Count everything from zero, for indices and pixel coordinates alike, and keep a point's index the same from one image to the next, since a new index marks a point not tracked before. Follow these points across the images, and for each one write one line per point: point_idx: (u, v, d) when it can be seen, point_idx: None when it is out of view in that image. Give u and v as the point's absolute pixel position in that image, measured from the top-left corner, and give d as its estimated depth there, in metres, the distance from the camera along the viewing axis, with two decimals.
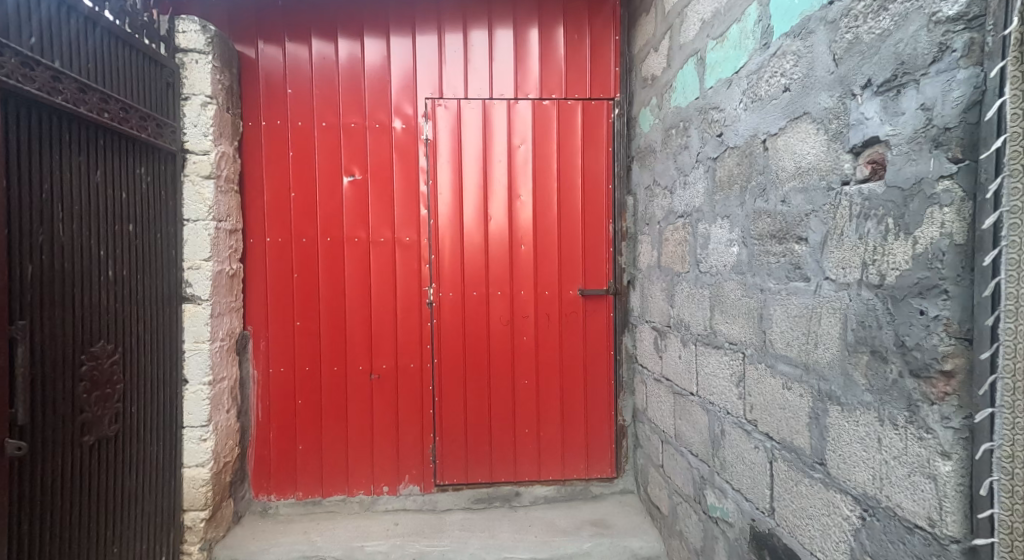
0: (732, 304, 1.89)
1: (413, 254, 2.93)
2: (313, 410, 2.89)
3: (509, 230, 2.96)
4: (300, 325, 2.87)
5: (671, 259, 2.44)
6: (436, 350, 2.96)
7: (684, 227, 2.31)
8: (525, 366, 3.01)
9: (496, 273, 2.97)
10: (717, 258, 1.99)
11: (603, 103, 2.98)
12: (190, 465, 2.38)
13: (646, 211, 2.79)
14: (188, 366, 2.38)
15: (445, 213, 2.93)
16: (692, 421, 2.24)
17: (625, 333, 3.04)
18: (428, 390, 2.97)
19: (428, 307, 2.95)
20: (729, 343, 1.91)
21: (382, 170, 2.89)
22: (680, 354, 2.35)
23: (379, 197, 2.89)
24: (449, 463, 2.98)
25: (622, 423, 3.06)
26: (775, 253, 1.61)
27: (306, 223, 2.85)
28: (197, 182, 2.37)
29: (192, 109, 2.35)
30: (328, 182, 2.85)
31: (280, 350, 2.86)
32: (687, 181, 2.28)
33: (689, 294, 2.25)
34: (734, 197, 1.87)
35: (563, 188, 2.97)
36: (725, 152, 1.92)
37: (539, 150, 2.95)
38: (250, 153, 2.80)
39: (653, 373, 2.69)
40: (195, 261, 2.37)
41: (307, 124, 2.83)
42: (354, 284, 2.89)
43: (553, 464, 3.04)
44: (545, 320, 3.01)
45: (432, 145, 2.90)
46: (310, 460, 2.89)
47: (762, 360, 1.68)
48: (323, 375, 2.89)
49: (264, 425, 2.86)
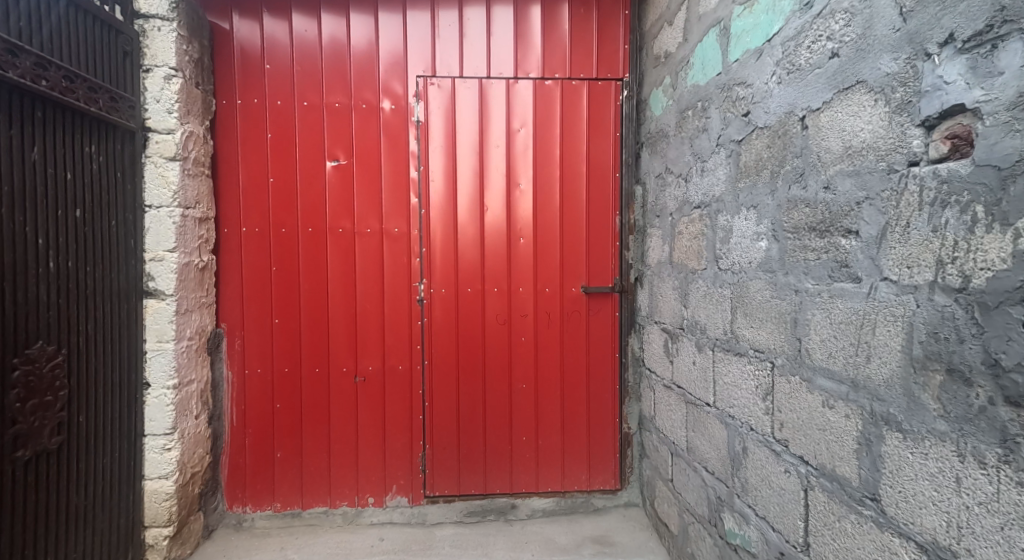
0: (758, 307, 1.66)
1: (402, 247, 2.70)
2: (293, 414, 2.67)
3: (507, 221, 2.73)
4: (279, 322, 2.64)
5: (686, 255, 2.21)
6: (426, 350, 2.74)
7: (701, 220, 2.08)
8: (523, 369, 2.79)
9: (493, 268, 2.74)
10: (741, 254, 1.76)
11: (611, 84, 2.74)
12: (151, 478, 2.16)
13: (656, 202, 2.56)
14: (149, 369, 2.15)
15: (438, 202, 2.70)
16: (707, 435, 2.01)
17: (631, 334, 2.82)
18: (417, 394, 2.75)
19: (417, 304, 2.72)
20: (755, 351, 1.68)
21: (369, 154, 2.65)
22: (695, 360, 2.13)
23: (366, 184, 2.66)
24: (440, 472, 2.77)
25: (627, 431, 2.84)
26: (814, 249, 1.39)
27: (286, 212, 2.61)
28: (160, 164, 2.13)
29: (154, 82, 2.11)
30: (309, 167, 2.62)
31: (256, 350, 2.63)
32: (705, 168, 2.05)
33: (706, 294, 2.03)
34: (762, 185, 1.64)
35: (566, 177, 2.74)
36: (752, 133, 1.69)
37: (540, 135, 2.72)
38: (224, 134, 2.56)
39: (663, 380, 2.47)
40: (158, 251, 2.14)
41: (287, 103, 2.58)
42: (338, 279, 2.66)
43: (552, 474, 2.83)
44: (545, 320, 2.78)
45: (424, 128, 2.66)
46: (289, 469, 2.67)
47: (796, 373, 1.46)
48: (304, 377, 2.67)
49: (239, 432, 2.64)
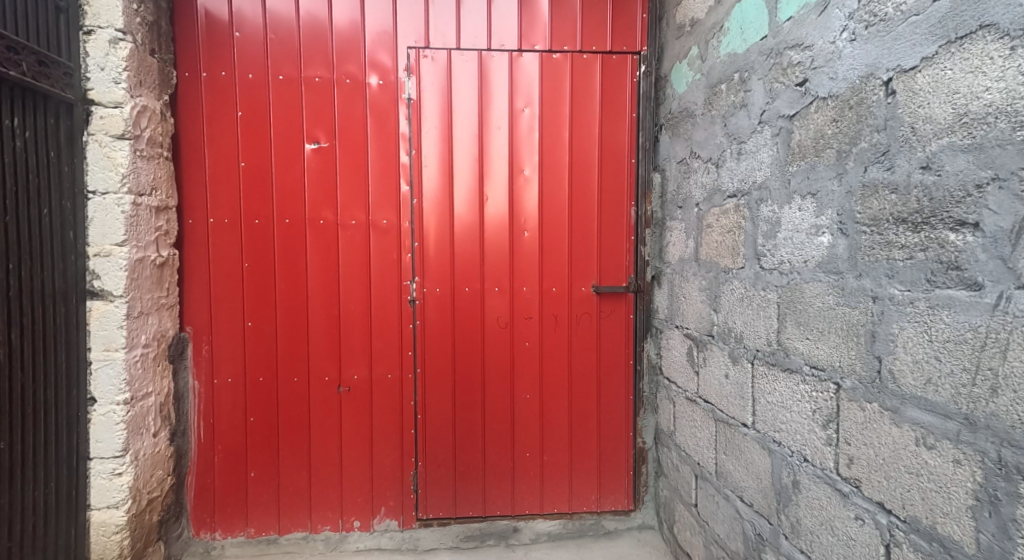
0: (817, 317, 1.38)
1: (392, 241, 2.40)
2: (268, 429, 2.37)
3: (509, 213, 2.44)
4: (252, 326, 2.34)
5: (717, 252, 1.94)
6: (418, 357, 2.45)
7: (738, 211, 1.79)
8: (527, 377, 2.51)
9: (494, 265, 2.45)
10: (792, 251, 1.48)
11: (626, 58, 2.44)
12: (98, 508, 1.88)
13: (678, 190, 2.27)
14: (95, 381, 1.86)
15: (432, 191, 2.40)
16: (743, 461, 1.74)
17: (647, 339, 2.54)
18: (409, 405, 2.47)
19: (409, 305, 2.43)
20: (812, 369, 1.40)
21: (353, 136, 2.35)
22: (728, 373, 1.84)
23: (350, 170, 2.35)
24: (434, 492, 2.49)
25: (641, 447, 2.57)
26: (903, 248, 1.12)
27: (260, 201, 2.31)
28: (105, 144, 1.83)
29: (97, 46, 1.81)
30: (285, 150, 2.31)
31: (227, 356, 2.33)
32: (743, 150, 1.76)
33: (744, 298, 1.75)
34: (824, 168, 1.35)
35: (576, 164, 2.45)
36: (810, 105, 1.40)
37: (547, 116, 2.42)
38: (187, 111, 2.24)
39: (686, 392, 2.19)
40: (104, 246, 1.84)
41: (259, 77, 2.27)
42: (318, 277, 2.37)
43: (559, 494, 2.56)
44: (552, 323, 2.50)
45: (416, 106, 2.36)
46: (264, 490, 2.38)
47: (874, 400, 1.19)
48: (281, 386, 2.37)
49: (207, 448, 2.34)
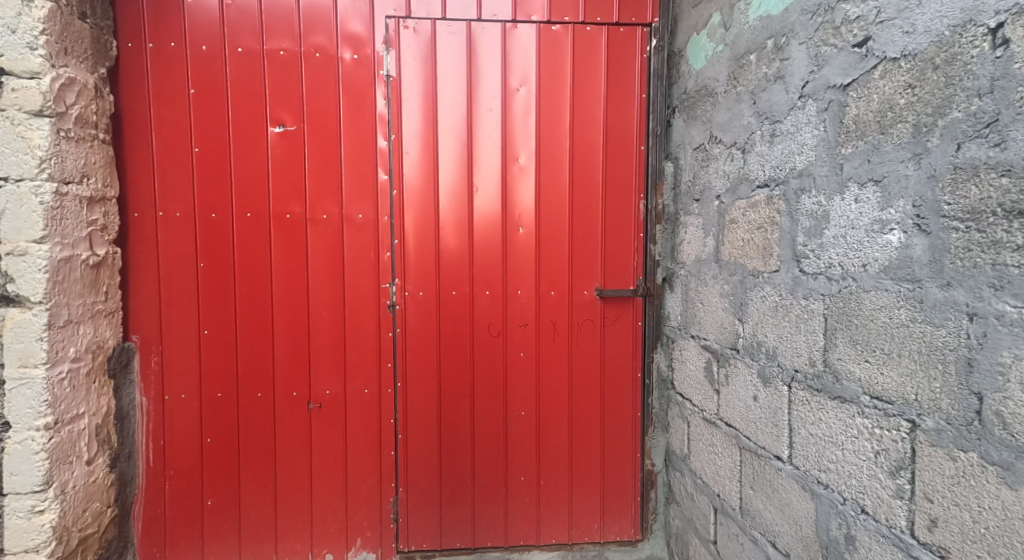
0: (881, 336, 1.12)
1: (369, 238, 2.12)
2: (227, 451, 2.09)
3: (502, 207, 2.16)
4: (209, 335, 2.06)
5: (742, 253, 1.66)
6: (398, 369, 2.17)
7: (771, 203, 1.52)
8: (522, 392, 2.24)
9: (484, 266, 2.17)
10: (845, 252, 1.21)
11: (635, 30, 2.15)
12: (15, 552, 1.62)
13: (695, 181, 2.00)
14: (9, 404, 1.60)
15: (414, 181, 2.12)
16: (777, 502, 1.47)
17: (657, 349, 2.26)
18: (388, 423, 2.19)
19: (388, 311, 2.15)
20: (874, 401, 1.14)
21: (324, 118, 2.06)
22: (757, 395, 1.57)
23: (322, 157, 2.07)
24: (417, 521, 2.22)
25: (649, 470, 2.30)
26: (1020, 250, 0.91)
27: (217, 191, 2.02)
28: (19, 122, 1.57)
29: (8, 4, 1.55)
30: (246, 133, 2.02)
31: (179, 369, 2.05)
32: (778, 131, 1.48)
33: (778, 307, 1.48)
34: (892, 149, 1.10)
35: (577, 151, 2.17)
36: (874, 70, 1.14)
37: (545, 97, 2.14)
38: (131, 88, 1.94)
39: (704, 412, 1.92)
40: (19, 242, 1.58)
41: (214, 49, 1.98)
42: (284, 280, 2.08)
43: (558, 523, 2.29)
44: (550, 331, 2.22)
45: (396, 84, 2.09)
46: (223, 520, 2.10)
47: (970, 449, 0.97)
48: (242, 403, 2.09)
49: (157, 474, 2.05)
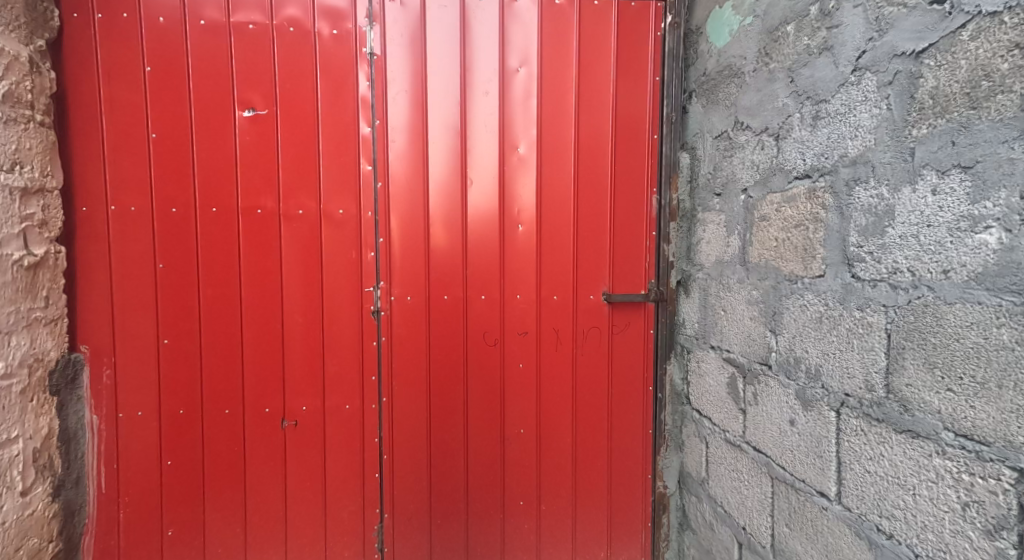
0: (970, 361, 1.00)
1: (350, 237, 1.90)
2: (191, 476, 1.87)
3: (500, 203, 1.94)
4: (169, 345, 1.83)
5: (775, 254, 1.44)
6: (383, 382, 1.96)
7: (813, 197, 1.31)
8: (521, 407, 2.02)
9: (479, 267, 1.95)
10: (918, 252, 1.06)
11: (648, 5, 1.93)
12: None
13: (716, 173, 1.78)
14: None
15: (401, 173, 1.90)
16: (823, 547, 1.29)
17: (671, 360, 2.04)
18: (372, 442, 1.97)
19: (372, 318, 1.93)
20: (960, 439, 1.01)
21: (300, 102, 1.84)
22: (794, 419, 1.36)
23: (297, 146, 1.85)
24: (404, 551, 2.01)
25: (662, 492, 2.08)
26: None
27: (177, 183, 1.79)
28: None
29: None
30: (211, 118, 1.79)
31: (135, 383, 1.82)
32: (822, 113, 1.27)
33: (823, 319, 1.27)
34: (988, 127, 0.97)
35: (583, 140, 1.95)
36: (961, 30, 0.99)
37: (547, 80, 1.92)
38: (76, 64, 1.71)
39: (726, 433, 1.71)
40: None
41: (173, 21, 1.75)
42: (255, 282, 1.86)
43: (561, 552, 2.07)
44: (552, 339, 2.00)
45: (380, 63, 1.86)
46: (186, 552, 1.88)
47: None
48: (207, 421, 1.87)
49: (109, 501, 1.82)
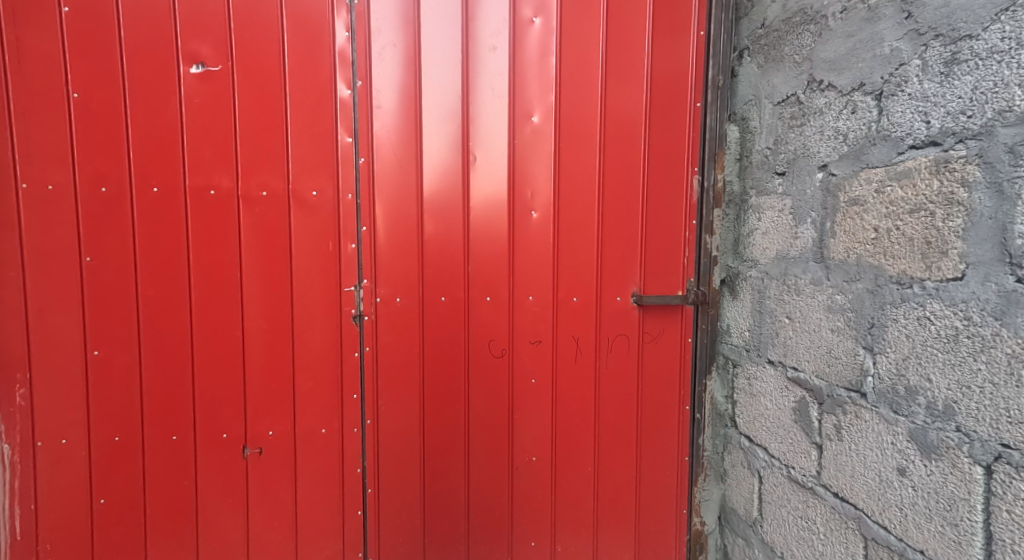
0: None
1: (326, 224, 1.54)
2: (130, 516, 1.52)
3: (510, 186, 1.59)
4: (100, 357, 1.47)
5: (878, 251, 1.12)
6: (367, 401, 1.61)
7: (945, 172, 1.00)
8: (533, 429, 1.68)
9: (483, 263, 1.61)
10: None
11: None
12: None
13: (778, 146, 1.42)
14: None
15: (388, 147, 1.55)
16: None
17: (713, 375, 1.71)
18: (354, 473, 1.63)
19: (354, 324, 1.58)
20: None
21: (263, 57, 1.48)
22: (909, 467, 1.08)
23: (259, 111, 1.49)
24: None
25: (699, 530, 1.75)
26: None
27: (108, 156, 1.43)
28: None
29: None
30: (149, 74, 1.43)
31: (58, 405, 1.46)
32: (970, 58, 0.97)
33: (965, 337, 0.98)
34: None
35: (612, 106, 1.59)
36: None
37: (568, 33, 1.56)
38: None
39: (789, 471, 1.38)
40: None
41: None
42: (207, 281, 1.50)
43: None
44: (572, 349, 1.66)
45: (363, 9, 1.50)
46: None
47: None
48: (150, 450, 1.52)
49: (26, 549, 1.47)
